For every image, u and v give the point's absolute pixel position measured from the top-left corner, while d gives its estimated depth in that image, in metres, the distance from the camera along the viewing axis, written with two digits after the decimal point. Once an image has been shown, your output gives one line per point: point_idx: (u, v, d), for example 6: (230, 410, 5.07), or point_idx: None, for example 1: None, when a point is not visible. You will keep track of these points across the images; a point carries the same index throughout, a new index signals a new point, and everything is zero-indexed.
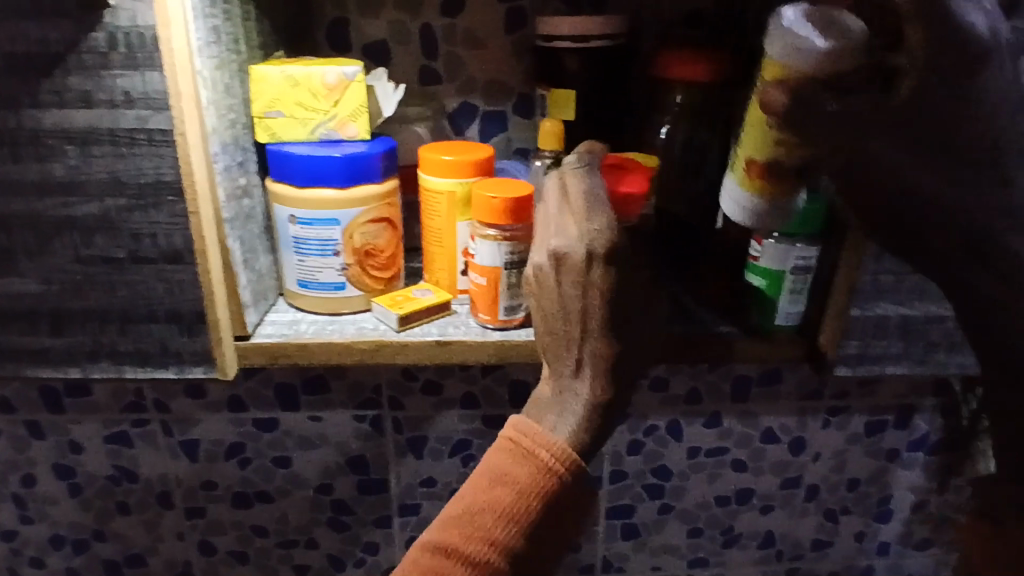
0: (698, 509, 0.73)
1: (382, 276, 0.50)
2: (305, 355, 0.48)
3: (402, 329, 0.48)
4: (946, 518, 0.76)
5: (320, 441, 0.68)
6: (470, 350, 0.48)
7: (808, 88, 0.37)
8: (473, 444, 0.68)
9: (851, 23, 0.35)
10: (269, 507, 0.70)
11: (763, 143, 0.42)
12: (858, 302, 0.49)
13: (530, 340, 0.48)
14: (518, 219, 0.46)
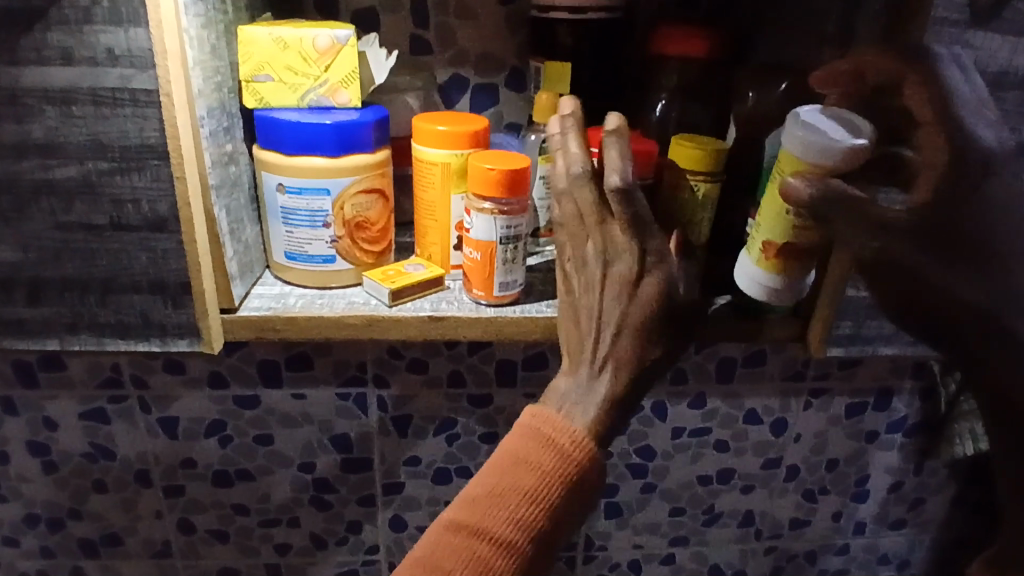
0: (681, 488, 0.74)
1: (372, 250, 0.49)
2: (294, 328, 0.47)
3: (395, 303, 0.47)
4: (920, 498, 0.79)
5: (304, 419, 0.67)
6: (464, 326, 0.47)
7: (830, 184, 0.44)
8: (459, 422, 0.68)
9: (863, 125, 0.44)
10: (250, 485, 0.70)
11: (783, 228, 0.47)
12: (852, 282, 0.49)
13: (527, 316, 0.47)
14: (514, 192, 0.45)
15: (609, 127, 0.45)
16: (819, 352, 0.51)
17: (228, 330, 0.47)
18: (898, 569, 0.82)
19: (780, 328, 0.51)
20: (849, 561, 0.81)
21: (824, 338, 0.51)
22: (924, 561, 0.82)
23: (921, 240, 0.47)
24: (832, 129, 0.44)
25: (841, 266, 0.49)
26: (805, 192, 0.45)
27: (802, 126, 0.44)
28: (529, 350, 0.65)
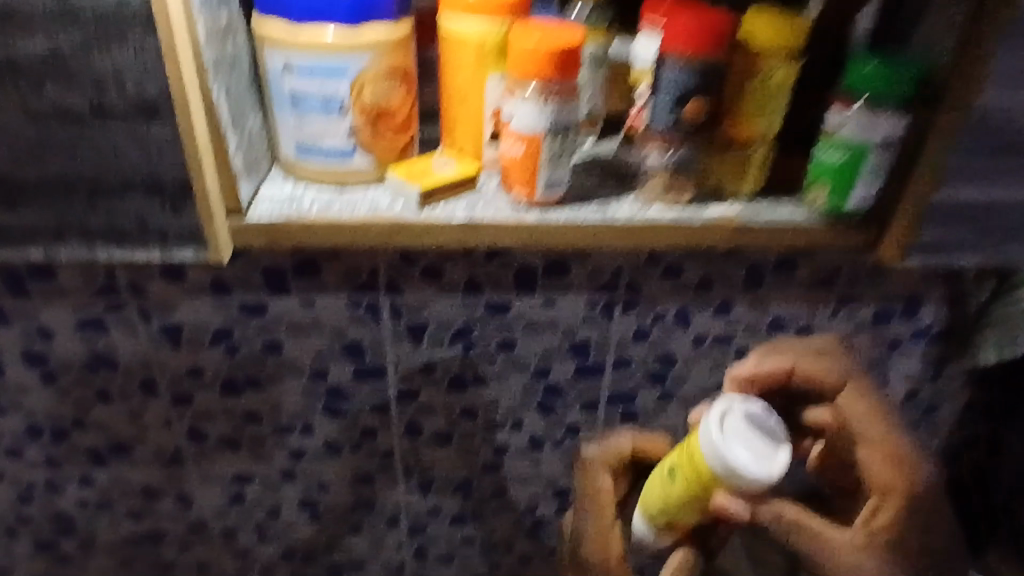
0: (699, 395, 0.73)
1: (397, 139, 0.47)
2: (312, 235, 0.46)
3: (424, 207, 0.47)
4: (933, 406, 0.79)
5: (314, 328, 0.64)
6: (497, 233, 0.47)
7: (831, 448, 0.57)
8: (475, 330, 0.65)
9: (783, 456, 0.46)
10: (260, 394, 0.68)
11: (683, 513, 0.50)
12: (949, 184, 0.47)
13: (568, 223, 0.48)
14: (561, 74, 0.43)
15: (695, 97, 0.47)
16: None
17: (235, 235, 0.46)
18: None
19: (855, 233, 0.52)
20: None
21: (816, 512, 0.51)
22: None
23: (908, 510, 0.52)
24: (755, 454, 0.45)
25: (934, 168, 0.47)
26: (730, 505, 0.46)
27: (722, 434, 0.46)
28: (551, 255, 0.61)
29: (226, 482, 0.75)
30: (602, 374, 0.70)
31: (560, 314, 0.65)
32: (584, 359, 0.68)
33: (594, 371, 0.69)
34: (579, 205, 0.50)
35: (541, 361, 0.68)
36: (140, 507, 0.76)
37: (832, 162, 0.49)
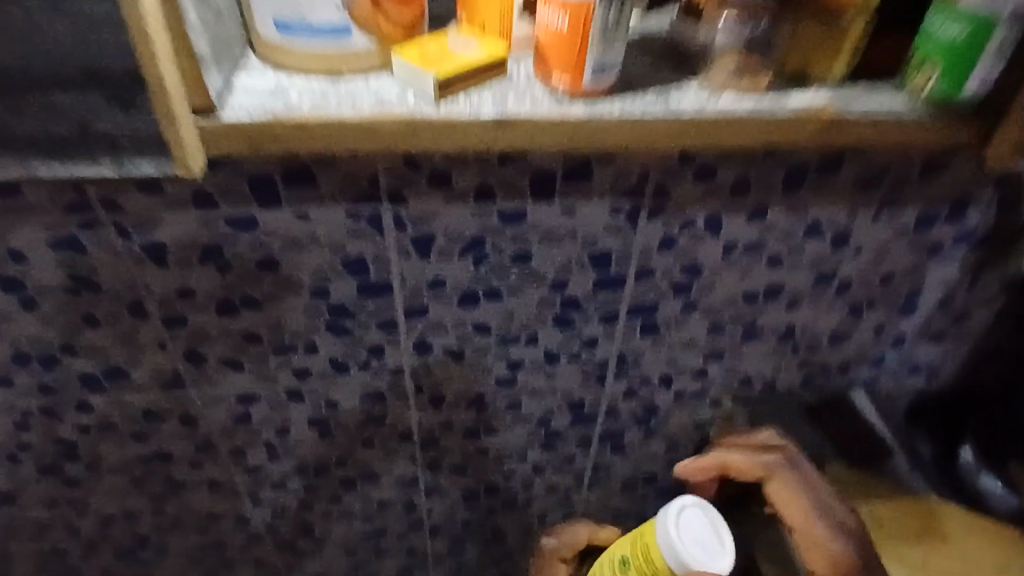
0: (723, 305, 0.69)
1: (399, 16, 0.45)
2: (304, 137, 0.44)
3: (441, 99, 0.45)
4: (965, 312, 0.75)
5: (311, 243, 0.59)
6: (533, 130, 0.45)
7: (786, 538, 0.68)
8: (487, 242, 0.60)
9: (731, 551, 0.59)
10: (259, 313, 0.65)
11: None
12: None
13: (620, 116, 0.45)
14: None
15: None
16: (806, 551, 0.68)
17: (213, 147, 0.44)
18: (927, 380, 0.82)
19: (971, 125, 0.50)
20: (880, 372, 0.80)
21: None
22: (955, 371, 0.81)
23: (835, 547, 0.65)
24: (706, 550, 0.59)
25: None
26: None
27: (677, 528, 0.59)
28: (571, 157, 0.55)
29: (231, 402, 0.74)
30: (623, 287, 0.65)
31: (580, 223, 0.59)
32: (605, 271, 0.63)
33: (615, 283, 0.65)
34: (637, 96, 0.48)
35: (558, 274, 0.63)
36: (144, 429, 0.77)
37: (952, 38, 0.46)
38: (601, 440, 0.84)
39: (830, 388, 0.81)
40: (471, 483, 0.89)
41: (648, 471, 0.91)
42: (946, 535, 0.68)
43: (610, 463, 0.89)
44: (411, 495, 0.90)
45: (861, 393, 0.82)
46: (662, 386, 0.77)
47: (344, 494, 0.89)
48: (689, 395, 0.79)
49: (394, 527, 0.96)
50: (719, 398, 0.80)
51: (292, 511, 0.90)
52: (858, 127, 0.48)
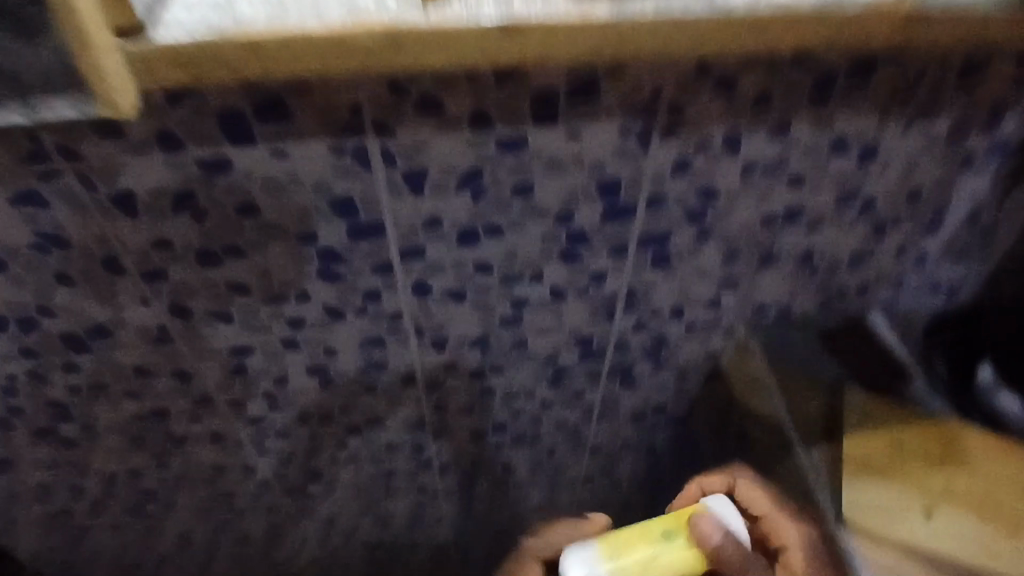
0: (740, 231, 0.64)
1: None
2: (263, 57, 0.40)
3: (429, 5, 0.40)
4: (992, 227, 0.71)
5: (293, 184, 0.54)
6: (546, 35, 0.41)
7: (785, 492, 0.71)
8: (486, 173, 0.54)
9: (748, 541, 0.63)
10: (243, 262, 0.61)
11: None
12: None
13: (656, 15, 0.41)
14: None
15: None
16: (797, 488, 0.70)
17: (145, 74, 0.40)
18: (946, 299, 0.79)
19: None
20: (900, 294, 0.77)
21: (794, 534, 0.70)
22: (976, 289, 0.78)
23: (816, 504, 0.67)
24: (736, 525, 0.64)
25: None
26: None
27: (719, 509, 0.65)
28: (576, 74, 0.49)
29: (224, 355, 0.71)
30: (634, 215, 0.60)
31: (586, 149, 0.54)
32: (613, 200, 0.59)
33: (625, 212, 0.60)
34: None
35: (563, 206, 0.58)
36: (137, 387, 0.75)
37: None
38: (610, 375, 0.82)
39: (847, 312, 0.78)
40: (478, 423, 0.87)
41: (658, 402, 0.90)
42: (967, 461, 0.67)
43: (619, 396, 0.87)
44: (419, 438, 0.89)
45: (879, 316, 0.78)
46: (674, 318, 0.74)
47: (350, 439, 0.87)
48: (701, 325, 0.76)
49: (403, 468, 0.95)
50: (733, 327, 0.77)
51: (298, 458, 0.89)
52: (943, 20, 0.44)
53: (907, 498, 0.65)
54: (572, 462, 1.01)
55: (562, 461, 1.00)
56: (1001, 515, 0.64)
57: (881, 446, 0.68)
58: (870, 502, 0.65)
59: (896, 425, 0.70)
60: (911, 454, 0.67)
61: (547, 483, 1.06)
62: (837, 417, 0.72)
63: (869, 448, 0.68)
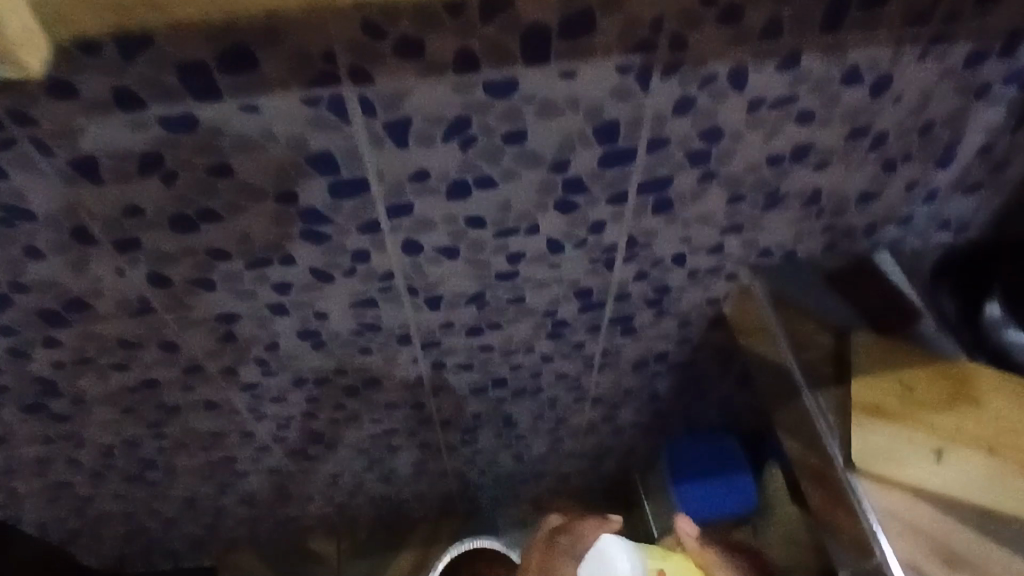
0: (745, 173, 0.61)
1: None
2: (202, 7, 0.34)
3: None
4: (1006, 159, 0.68)
5: (266, 140, 0.50)
6: None
7: (799, 440, 0.71)
8: (474, 122, 0.51)
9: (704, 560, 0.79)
10: (222, 226, 0.57)
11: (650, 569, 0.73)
12: None
13: None
14: None
15: None
16: (805, 434, 0.70)
17: (68, 27, 0.35)
18: (954, 234, 0.77)
19: None
20: (908, 232, 0.75)
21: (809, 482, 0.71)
22: (985, 223, 0.76)
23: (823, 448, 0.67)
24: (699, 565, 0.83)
25: None
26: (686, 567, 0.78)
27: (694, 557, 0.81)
28: (568, 8, 0.44)
29: (211, 323, 0.68)
30: (634, 161, 0.57)
31: (580, 90, 0.50)
32: (611, 144, 0.55)
33: (624, 157, 0.56)
34: None
35: (558, 153, 0.55)
36: (124, 358, 0.72)
37: None
38: (610, 325, 0.80)
39: (854, 253, 0.75)
40: (477, 379, 0.86)
41: (659, 351, 0.88)
42: (980, 399, 0.65)
43: (620, 346, 0.85)
44: (418, 396, 0.87)
45: (886, 255, 0.76)
46: (675, 265, 0.72)
47: (348, 401, 0.85)
48: (704, 272, 0.73)
49: (403, 425, 0.95)
50: (736, 273, 0.74)
51: (296, 421, 0.88)
52: None
53: (915, 438, 0.64)
54: (574, 413, 1.01)
55: (563, 412, 0.99)
56: (1013, 452, 0.62)
57: (889, 386, 0.67)
58: (877, 446, 0.64)
59: (906, 364, 0.68)
60: (921, 394, 0.66)
61: (549, 433, 1.06)
62: (843, 358, 0.71)
63: (876, 389, 0.67)
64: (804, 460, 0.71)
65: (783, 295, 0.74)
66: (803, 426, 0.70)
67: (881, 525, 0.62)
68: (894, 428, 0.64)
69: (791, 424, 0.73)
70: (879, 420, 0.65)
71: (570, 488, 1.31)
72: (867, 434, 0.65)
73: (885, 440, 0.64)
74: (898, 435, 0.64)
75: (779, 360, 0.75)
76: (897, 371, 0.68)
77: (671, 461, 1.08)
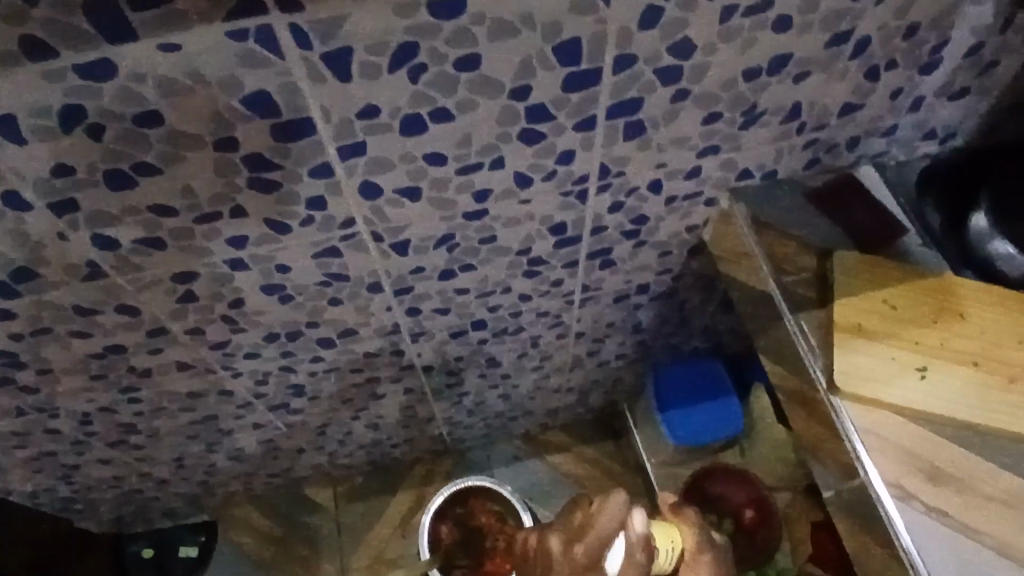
0: (720, 90, 0.57)
1: None
2: None
3: None
4: (994, 61, 0.65)
5: (194, 81, 0.46)
6: None
7: (783, 364, 0.70)
8: (421, 49, 0.46)
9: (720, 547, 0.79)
10: (163, 180, 0.53)
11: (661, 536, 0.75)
12: None
13: None
14: None
15: None
16: (788, 357, 0.69)
17: None
18: (939, 143, 0.74)
19: None
20: (891, 143, 0.71)
21: (795, 406, 0.70)
22: (971, 129, 0.73)
23: (806, 373, 0.66)
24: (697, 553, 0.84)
25: None
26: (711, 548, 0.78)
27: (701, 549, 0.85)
28: None
29: (168, 283, 0.65)
30: (600, 83, 0.53)
31: (536, 5, 0.45)
32: (575, 65, 0.51)
33: (589, 80, 0.52)
34: None
35: (517, 78, 0.50)
36: (84, 326, 0.69)
37: None
38: (588, 260, 0.77)
39: (836, 168, 0.73)
40: (456, 322, 0.84)
41: (640, 282, 0.86)
42: (964, 313, 0.65)
43: (599, 281, 0.83)
44: (396, 343, 0.85)
45: (870, 169, 0.74)
46: (652, 193, 0.68)
47: (325, 353, 0.83)
48: (682, 198, 0.70)
49: (386, 373, 0.93)
50: (714, 197, 0.71)
51: (275, 376, 0.86)
52: None
53: (900, 358, 0.63)
54: (558, 350, 1.00)
55: (547, 349, 0.98)
56: (997, 366, 0.62)
57: (872, 305, 0.66)
58: (861, 364, 0.63)
59: (889, 282, 0.67)
60: (904, 313, 0.65)
61: (534, 371, 1.05)
62: (825, 279, 0.68)
63: (860, 309, 0.65)
64: (788, 384, 0.70)
65: (763, 215, 0.71)
66: (787, 350, 0.69)
67: (864, 445, 0.61)
68: (878, 345, 0.64)
69: (775, 348, 0.72)
70: (862, 338, 0.64)
71: (560, 422, 1.32)
72: (851, 352, 0.64)
73: (870, 358, 0.63)
74: (882, 353, 0.63)
75: (761, 284, 0.72)
76: (881, 287, 0.66)
77: (655, 385, 1.09)
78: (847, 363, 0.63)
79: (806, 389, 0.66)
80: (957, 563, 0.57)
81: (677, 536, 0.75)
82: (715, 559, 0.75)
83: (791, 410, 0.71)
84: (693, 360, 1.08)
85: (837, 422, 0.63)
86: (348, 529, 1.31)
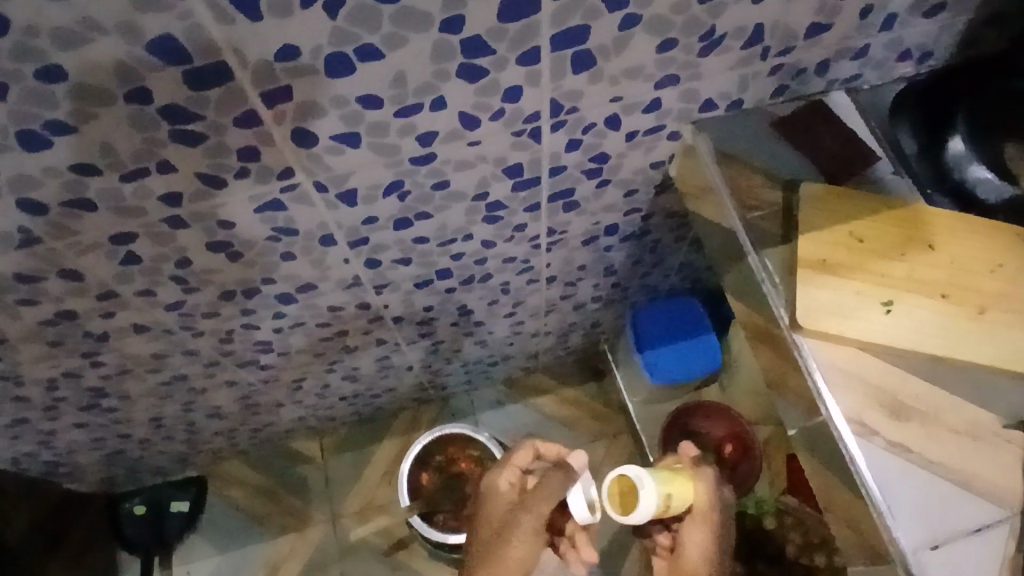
0: (672, 14, 0.53)
1: None
2: None
3: None
4: None
5: (90, 30, 0.42)
6: None
7: (748, 302, 0.69)
8: None
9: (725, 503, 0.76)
10: (80, 139, 0.50)
11: (667, 491, 0.69)
12: None
13: None
14: None
15: None
16: (752, 295, 0.67)
17: None
18: (915, 63, 0.70)
19: None
20: (863, 65, 0.68)
21: (760, 345, 0.69)
22: (948, 46, 0.69)
23: (769, 310, 0.65)
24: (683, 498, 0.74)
25: None
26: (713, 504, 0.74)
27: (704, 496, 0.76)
28: None
29: (108, 246, 0.62)
30: (539, 12, 0.49)
31: None
32: None
33: (526, 9, 0.48)
34: None
35: (447, 9, 0.47)
36: (29, 294, 0.67)
37: None
38: (550, 202, 0.75)
39: (805, 95, 0.70)
40: (419, 272, 0.81)
41: (608, 223, 0.83)
42: (934, 244, 0.63)
43: (565, 223, 0.80)
44: (360, 296, 0.83)
45: (841, 94, 0.71)
46: (611, 129, 0.65)
47: (287, 309, 0.82)
48: (644, 134, 0.67)
49: (355, 326, 0.92)
50: (677, 130, 0.68)
51: (239, 335, 0.85)
52: None
53: (864, 292, 0.61)
54: (531, 294, 0.98)
55: (518, 295, 0.97)
56: (966, 297, 0.61)
57: (837, 238, 0.63)
58: (824, 297, 0.61)
59: (856, 213, 0.64)
60: (871, 245, 0.63)
61: (508, 317, 1.04)
62: (791, 213, 0.66)
63: (825, 243, 0.63)
64: (753, 323, 0.69)
65: (727, 146, 0.69)
66: (751, 288, 0.67)
67: (826, 380, 0.60)
68: (843, 279, 0.62)
69: (741, 287, 0.70)
70: (827, 272, 0.62)
71: (542, 364, 1.32)
72: (815, 287, 0.62)
73: (835, 291, 0.61)
74: (849, 286, 0.61)
75: (727, 220, 0.70)
76: (848, 219, 0.64)
77: (633, 326, 1.07)
78: (809, 298, 0.61)
79: (769, 327, 0.65)
80: (920, 497, 0.56)
81: (692, 493, 0.72)
82: (721, 523, 0.74)
83: (756, 350, 0.70)
84: (669, 300, 1.07)
85: (799, 360, 0.61)
86: (337, 478, 1.33)
